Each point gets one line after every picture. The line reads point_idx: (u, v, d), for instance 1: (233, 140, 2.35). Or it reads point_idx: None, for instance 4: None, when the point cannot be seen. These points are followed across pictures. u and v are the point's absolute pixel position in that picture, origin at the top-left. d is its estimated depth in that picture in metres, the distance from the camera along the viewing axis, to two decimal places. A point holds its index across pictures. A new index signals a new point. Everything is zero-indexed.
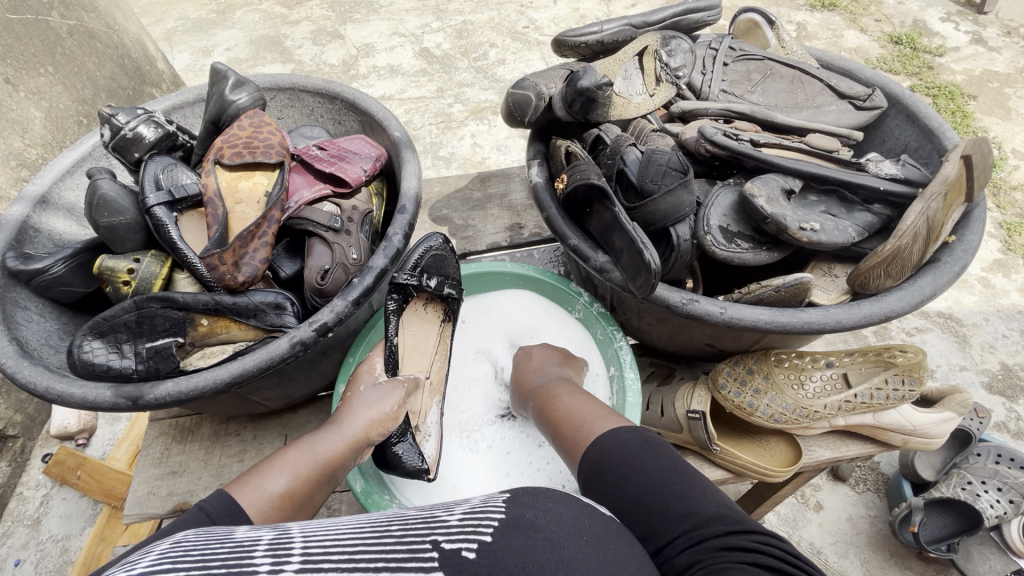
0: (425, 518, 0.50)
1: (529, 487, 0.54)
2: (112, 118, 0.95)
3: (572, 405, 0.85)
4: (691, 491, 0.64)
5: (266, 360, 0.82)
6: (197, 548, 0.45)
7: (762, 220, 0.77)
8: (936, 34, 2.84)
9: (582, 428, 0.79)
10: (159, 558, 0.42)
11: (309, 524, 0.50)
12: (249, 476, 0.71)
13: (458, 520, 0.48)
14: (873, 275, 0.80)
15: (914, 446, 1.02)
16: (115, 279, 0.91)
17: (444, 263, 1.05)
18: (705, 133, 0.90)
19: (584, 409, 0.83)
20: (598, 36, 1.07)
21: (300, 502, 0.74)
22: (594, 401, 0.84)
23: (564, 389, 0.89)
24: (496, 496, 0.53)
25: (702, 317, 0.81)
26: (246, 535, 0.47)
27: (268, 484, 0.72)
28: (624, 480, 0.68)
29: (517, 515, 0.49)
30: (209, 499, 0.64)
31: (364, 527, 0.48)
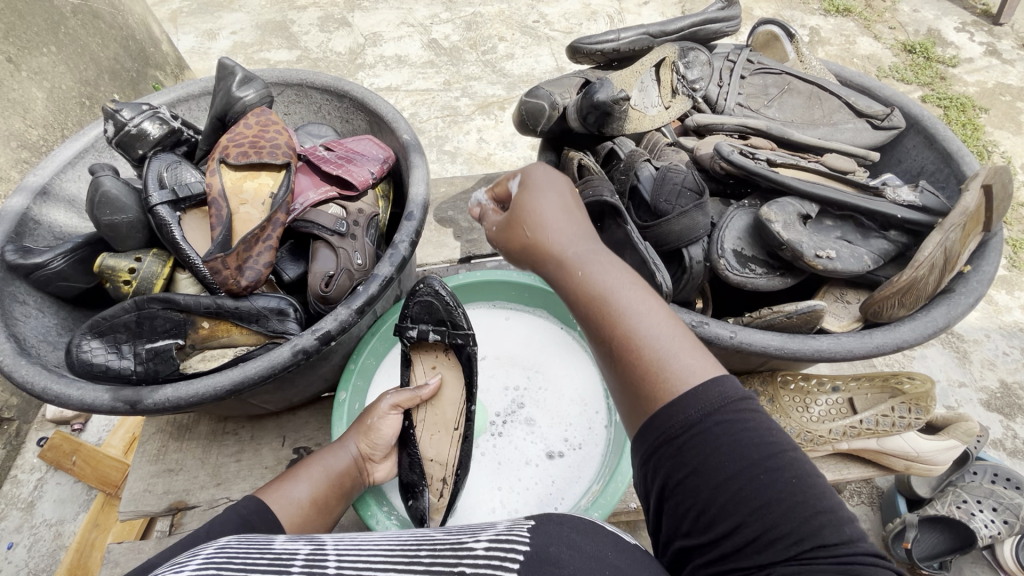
0: (452, 543, 0.48)
1: (555, 515, 0.51)
2: (116, 113, 0.92)
3: (626, 313, 0.55)
4: (786, 477, 0.47)
5: (267, 368, 0.81)
6: (240, 553, 0.44)
7: (778, 246, 0.76)
8: (950, 44, 2.81)
9: (647, 364, 0.52)
10: (206, 562, 0.42)
11: (343, 538, 0.49)
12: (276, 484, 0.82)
13: (485, 549, 0.46)
14: (887, 304, 0.79)
15: (916, 471, 1.01)
16: (116, 278, 0.90)
17: (432, 307, 0.95)
18: (722, 151, 0.88)
19: (647, 325, 0.54)
20: (615, 44, 1.05)
21: (322, 509, 0.84)
22: (654, 304, 0.57)
23: (613, 283, 0.58)
24: (521, 522, 0.51)
25: (711, 340, 0.79)
26: (284, 546, 0.46)
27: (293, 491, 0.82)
28: (708, 457, 0.48)
29: (543, 548, 0.46)
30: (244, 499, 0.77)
31: (394, 549, 0.47)
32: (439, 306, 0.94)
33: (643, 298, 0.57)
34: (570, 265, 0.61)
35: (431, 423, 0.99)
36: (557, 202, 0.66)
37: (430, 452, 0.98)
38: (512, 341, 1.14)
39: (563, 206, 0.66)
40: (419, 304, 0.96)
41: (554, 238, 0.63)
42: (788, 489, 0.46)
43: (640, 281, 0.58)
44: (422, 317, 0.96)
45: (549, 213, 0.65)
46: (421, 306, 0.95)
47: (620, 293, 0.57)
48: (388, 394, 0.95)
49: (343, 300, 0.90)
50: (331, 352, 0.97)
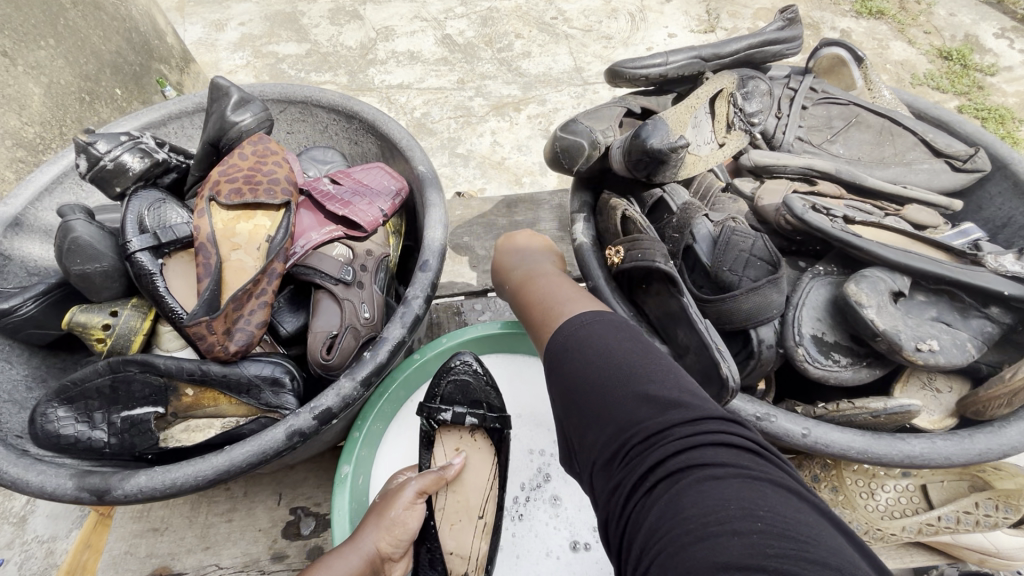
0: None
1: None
2: (89, 146, 0.80)
3: (542, 296, 0.73)
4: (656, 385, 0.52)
5: (257, 455, 0.70)
6: None
7: (869, 335, 0.63)
8: (988, 51, 2.64)
9: (550, 324, 0.68)
10: None
11: None
12: None
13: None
14: (992, 403, 0.66)
15: (991, 564, 0.90)
16: (89, 336, 0.78)
17: (468, 388, 0.93)
18: (792, 206, 0.75)
19: (553, 300, 0.71)
20: (662, 70, 0.91)
21: None
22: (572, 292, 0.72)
23: (541, 279, 0.77)
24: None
25: (779, 437, 0.67)
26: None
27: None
28: (581, 366, 0.57)
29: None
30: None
31: None
32: (477, 385, 0.93)
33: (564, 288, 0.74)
34: (515, 281, 0.81)
35: (451, 512, 0.90)
36: (531, 248, 0.87)
37: (449, 544, 0.89)
38: (541, 402, 1.01)
39: (539, 255, 0.86)
40: (453, 387, 0.92)
41: (512, 265, 0.84)
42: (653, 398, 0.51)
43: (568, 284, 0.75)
44: (457, 396, 0.92)
45: (514, 257, 0.86)
46: (456, 388, 0.92)
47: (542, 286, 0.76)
48: (412, 479, 0.81)
49: (347, 367, 0.78)
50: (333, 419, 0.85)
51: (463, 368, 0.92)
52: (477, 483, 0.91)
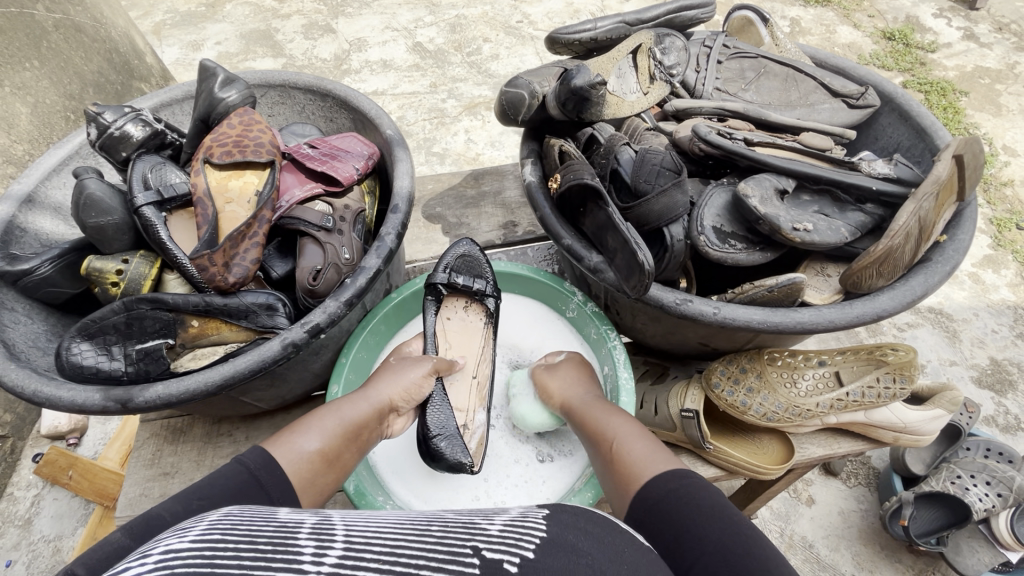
0: (467, 523, 0.52)
1: (568, 506, 0.56)
2: (99, 116, 0.94)
3: (621, 437, 0.79)
4: (736, 534, 0.62)
5: (258, 362, 0.82)
6: (246, 523, 0.47)
7: (756, 220, 0.78)
8: (929, 30, 2.84)
9: (630, 464, 0.74)
10: (210, 528, 0.45)
11: (352, 514, 0.51)
12: (285, 435, 0.75)
13: (500, 530, 0.50)
14: (865, 275, 0.81)
15: (905, 443, 1.01)
16: (104, 280, 0.91)
17: (474, 265, 1.06)
18: (699, 131, 0.89)
19: (632, 443, 0.77)
20: (591, 33, 1.06)
21: (333, 461, 0.76)
22: (644, 436, 0.79)
23: (609, 417, 0.84)
24: (533, 510, 0.55)
25: (696, 317, 0.81)
26: (291, 517, 0.49)
27: (303, 444, 0.74)
28: (673, 519, 0.65)
29: (559, 535, 0.51)
30: (247, 452, 0.70)
31: (404, 524, 0.50)
32: (478, 261, 1.06)
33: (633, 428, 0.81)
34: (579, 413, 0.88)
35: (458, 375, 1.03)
36: (582, 369, 0.98)
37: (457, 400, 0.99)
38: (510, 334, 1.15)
39: (584, 377, 0.96)
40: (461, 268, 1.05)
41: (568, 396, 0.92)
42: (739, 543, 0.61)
43: (634, 422, 0.82)
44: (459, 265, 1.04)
45: (568, 375, 0.96)
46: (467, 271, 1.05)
47: (612, 423, 0.83)
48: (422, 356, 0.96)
49: (331, 293, 0.90)
50: (322, 345, 0.97)
51: (465, 248, 1.06)
52: (471, 352, 1.05)
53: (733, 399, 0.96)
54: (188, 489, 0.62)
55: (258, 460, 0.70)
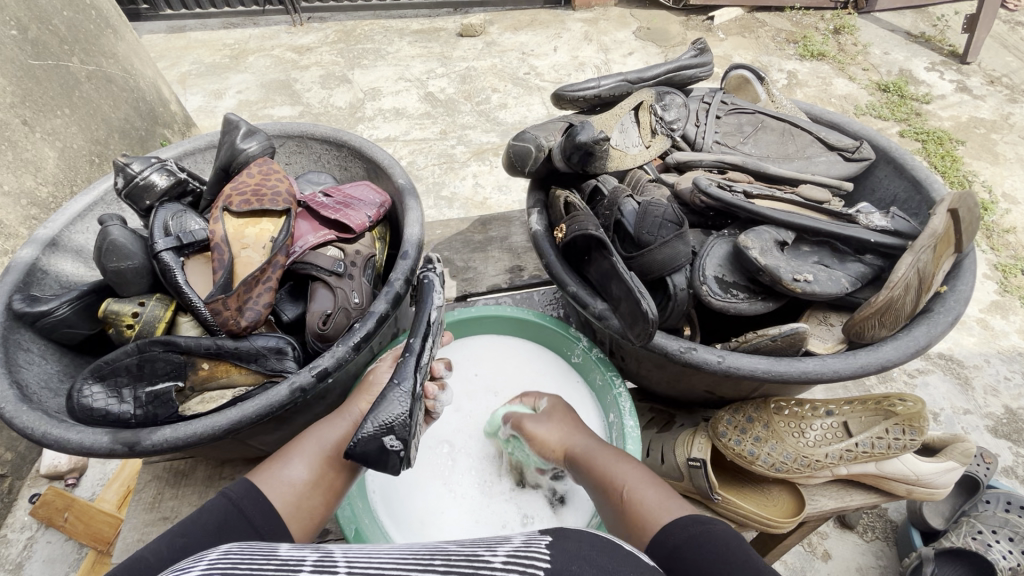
0: (468, 555, 0.46)
1: (571, 531, 0.49)
2: (126, 166, 1.00)
3: (627, 483, 0.71)
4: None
5: (265, 407, 0.83)
6: (248, 561, 0.44)
7: (756, 271, 0.80)
8: (922, 83, 2.95)
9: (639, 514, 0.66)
10: (212, 566, 0.43)
11: (353, 549, 0.48)
12: (270, 464, 0.73)
13: (503, 563, 0.45)
14: (868, 325, 0.81)
15: (918, 496, 0.99)
16: (120, 322, 0.93)
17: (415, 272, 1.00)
18: (700, 185, 0.93)
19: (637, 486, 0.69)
20: (595, 91, 1.12)
21: (323, 487, 0.74)
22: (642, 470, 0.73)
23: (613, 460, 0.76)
24: (537, 537, 0.49)
25: (700, 365, 0.81)
26: (292, 554, 0.46)
27: (287, 473, 0.72)
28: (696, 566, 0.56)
29: (563, 564, 0.45)
30: (232, 486, 0.67)
31: (408, 557, 0.46)
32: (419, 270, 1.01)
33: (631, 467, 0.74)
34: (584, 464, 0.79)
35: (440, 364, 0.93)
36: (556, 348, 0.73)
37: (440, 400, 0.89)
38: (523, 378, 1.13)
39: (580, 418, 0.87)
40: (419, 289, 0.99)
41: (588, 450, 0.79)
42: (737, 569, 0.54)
43: (639, 466, 0.74)
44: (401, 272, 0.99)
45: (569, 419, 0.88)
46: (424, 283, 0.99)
47: (623, 475, 0.73)
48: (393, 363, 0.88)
49: (341, 337, 0.92)
50: (328, 390, 0.98)
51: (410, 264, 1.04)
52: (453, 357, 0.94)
53: (740, 448, 0.95)
54: (171, 529, 0.59)
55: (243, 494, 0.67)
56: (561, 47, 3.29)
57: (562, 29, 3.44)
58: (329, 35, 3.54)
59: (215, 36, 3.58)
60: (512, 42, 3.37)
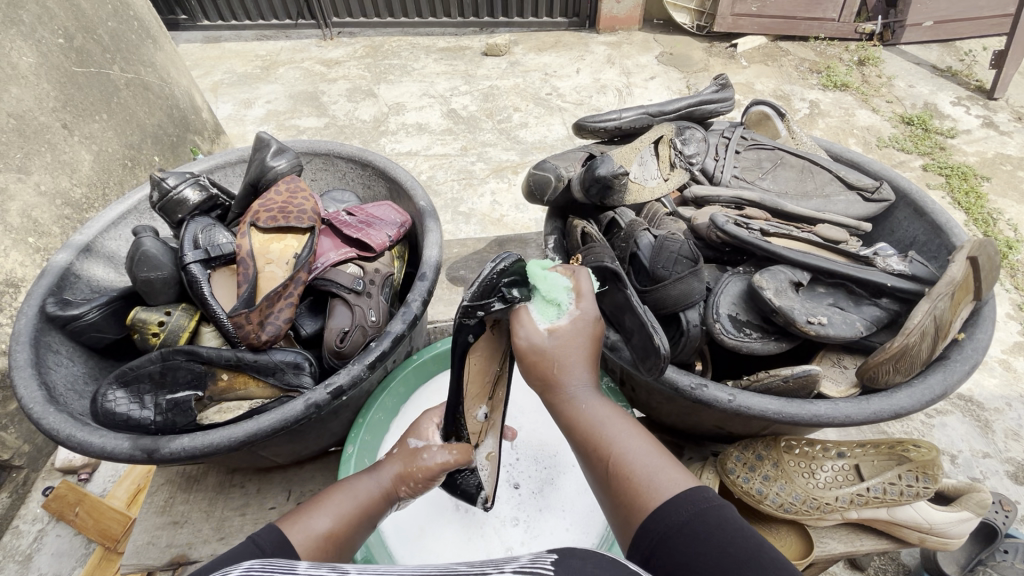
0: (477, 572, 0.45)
1: (579, 549, 0.47)
2: (162, 181, 1.04)
3: (616, 439, 0.64)
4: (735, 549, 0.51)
5: (280, 421, 0.85)
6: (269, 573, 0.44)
7: (771, 311, 0.81)
8: (947, 117, 2.93)
9: (633, 481, 0.60)
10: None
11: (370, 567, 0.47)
12: (300, 512, 0.68)
13: None
14: (882, 370, 0.81)
15: (931, 545, 0.98)
16: (145, 330, 0.96)
17: None
18: (716, 222, 0.94)
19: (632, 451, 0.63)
20: (616, 122, 1.15)
21: (342, 546, 0.69)
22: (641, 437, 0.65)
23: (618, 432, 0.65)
24: (545, 555, 0.47)
25: (711, 403, 0.82)
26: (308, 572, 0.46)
27: (312, 523, 0.68)
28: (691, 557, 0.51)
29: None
30: (263, 532, 0.61)
31: None
32: None
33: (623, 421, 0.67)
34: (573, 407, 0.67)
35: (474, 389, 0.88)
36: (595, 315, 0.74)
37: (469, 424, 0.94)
38: (528, 404, 1.14)
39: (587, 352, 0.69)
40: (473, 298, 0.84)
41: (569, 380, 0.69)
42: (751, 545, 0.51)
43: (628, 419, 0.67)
44: None
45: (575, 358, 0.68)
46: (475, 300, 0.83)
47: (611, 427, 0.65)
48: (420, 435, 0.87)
49: (356, 355, 0.94)
50: (341, 406, 1.00)
51: None
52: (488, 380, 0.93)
53: (749, 487, 0.94)
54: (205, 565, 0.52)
55: (271, 541, 0.61)
56: (583, 69, 3.34)
57: (585, 51, 3.50)
58: (358, 50, 3.65)
59: (248, 47, 3.71)
60: (536, 63, 3.43)
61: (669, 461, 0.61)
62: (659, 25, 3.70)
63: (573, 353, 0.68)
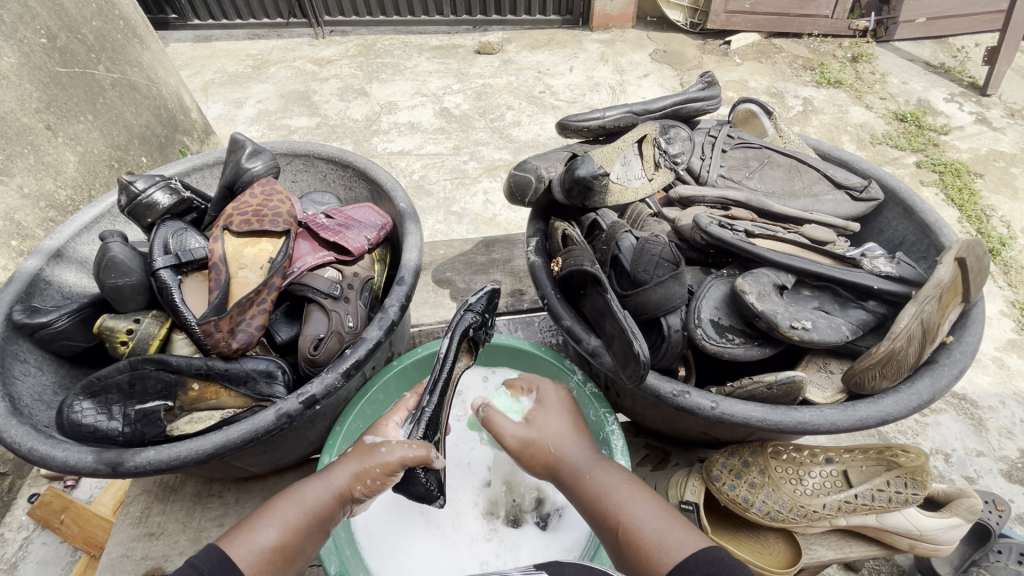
0: None
1: None
2: (130, 185, 1.01)
3: (626, 505, 0.70)
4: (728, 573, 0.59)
5: (250, 433, 0.82)
6: None
7: (753, 316, 0.78)
8: (941, 113, 2.92)
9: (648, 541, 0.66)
10: None
11: None
12: (243, 525, 0.69)
13: None
14: (868, 376, 0.79)
15: (921, 551, 0.96)
16: (114, 338, 0.94)
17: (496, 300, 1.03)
18: (700, 223, 0.91)
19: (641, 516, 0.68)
20: (600, 121, 1.12)
21: (292, 557, 0.69)
22: (650, 501, 0.70)
23: (624, 497, 0.71)
24: None
25: (693, 410, 0.79)
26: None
27: (258, 537, 0.68)
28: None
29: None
30: (200, 552, 0.65)
31: None
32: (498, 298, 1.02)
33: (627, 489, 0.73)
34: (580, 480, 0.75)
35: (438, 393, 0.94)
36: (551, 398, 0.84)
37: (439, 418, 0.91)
38: None
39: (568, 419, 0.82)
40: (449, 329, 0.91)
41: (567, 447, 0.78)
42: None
43: (631, 484, 0.73)
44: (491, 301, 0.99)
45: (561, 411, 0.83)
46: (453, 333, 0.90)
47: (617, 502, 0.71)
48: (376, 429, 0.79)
49: (331, 363, 0.92)
50: (316, 414, 0.98)
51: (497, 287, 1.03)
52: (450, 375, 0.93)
53: (734, 494, 0.92)
54: None
55: (211, 561, 0.65)
56: (577, 67, 3.32)
57: (579, 49, 3.47)
58: (350, 48, 3.61)
59: (240, 46, 3.67)
60: (529, 61, 3.40)
61: (677, 524, 0.66)
62: (654, 22, 3.67)
63: (558, 431, 0.79)
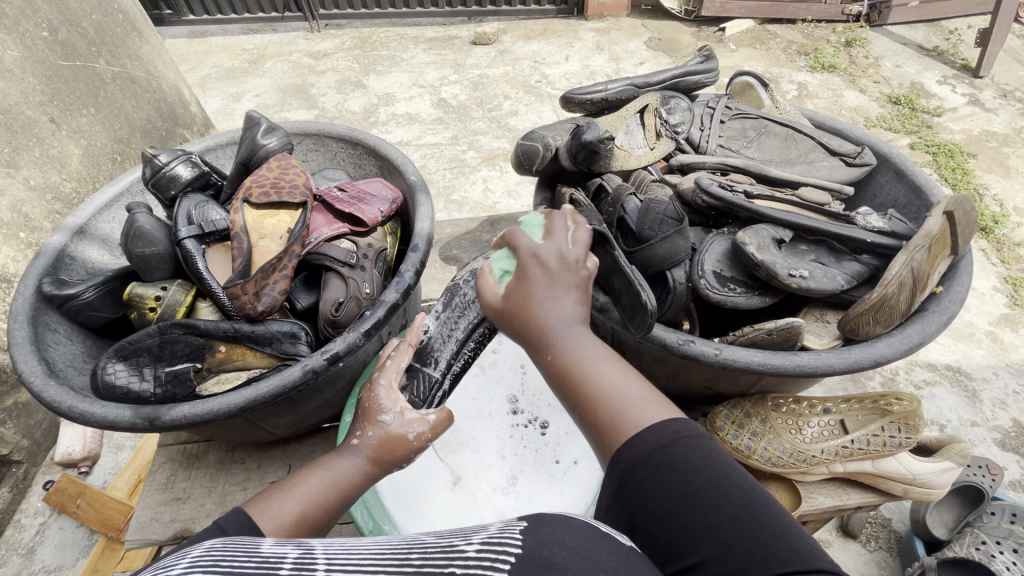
0: (443, 546, 0.47)
1: (548, 517, 0.50)
2: (154, 158, 1.05)
3: (596, 380, 0.58)
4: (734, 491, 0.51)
5: (278, 387, 0.87)
6: (229, 556, 0.43)
7: (754, 266, 0.83)
8: (934, 96, 2.96)
9: (611, 413, 0.56)
10: (193, 565, 0.41)
11: (333, 543, 0.48)
12: (267, 497, 0.65)
13: (476, 552, 0.45)
14: (862, 322, 0.84)
15: (916, 496, 1.01)
16: (143, 305, 0.98)
17: None
18: (702, 185, 0.96)
19: (612, 385, 0.58)
20: (602, 94, 1.17)
21: (315, 528, 0.66)
22: (626, 374, 0.59)
23: (592, 358, 0.59)
24: (515, 524, 0.50)
25: (698, 357, 0.84)
26: (272, 550, 0.46)
27: (282, 506, 0.64)
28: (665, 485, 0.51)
29: (535, 551, 0.45)
30: (227, 516, 0.59)
31: (386, 552, 0.47)
32: None
33: (604, 358, 0.60)
34: (553, 349, 0.60)
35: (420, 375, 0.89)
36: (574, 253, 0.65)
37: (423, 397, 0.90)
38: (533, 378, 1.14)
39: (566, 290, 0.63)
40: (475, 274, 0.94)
41: (545, 316, 0.62)
42: (776, 537, 0.47)
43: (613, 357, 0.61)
44: None
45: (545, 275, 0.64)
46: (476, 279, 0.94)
47: (593, 366, 0.59)
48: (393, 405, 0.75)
49: (351, 324, 0.96)
50: (338, 375, 1.02)
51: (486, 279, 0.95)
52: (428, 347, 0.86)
53: (737, 442, 0.97)
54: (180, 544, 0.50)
55: (237, 524, 0.59)
56: (572, 56, 3.34)
57: (574, 38, 3.50)
58: (346, 41, 3.63)
59: (235, 41, 3.68)
60: (525, 51, 3.43)
61: (643, 389, 0.57)
62: (648, 11, 3.70)
63: (544, 281, 0.63)
